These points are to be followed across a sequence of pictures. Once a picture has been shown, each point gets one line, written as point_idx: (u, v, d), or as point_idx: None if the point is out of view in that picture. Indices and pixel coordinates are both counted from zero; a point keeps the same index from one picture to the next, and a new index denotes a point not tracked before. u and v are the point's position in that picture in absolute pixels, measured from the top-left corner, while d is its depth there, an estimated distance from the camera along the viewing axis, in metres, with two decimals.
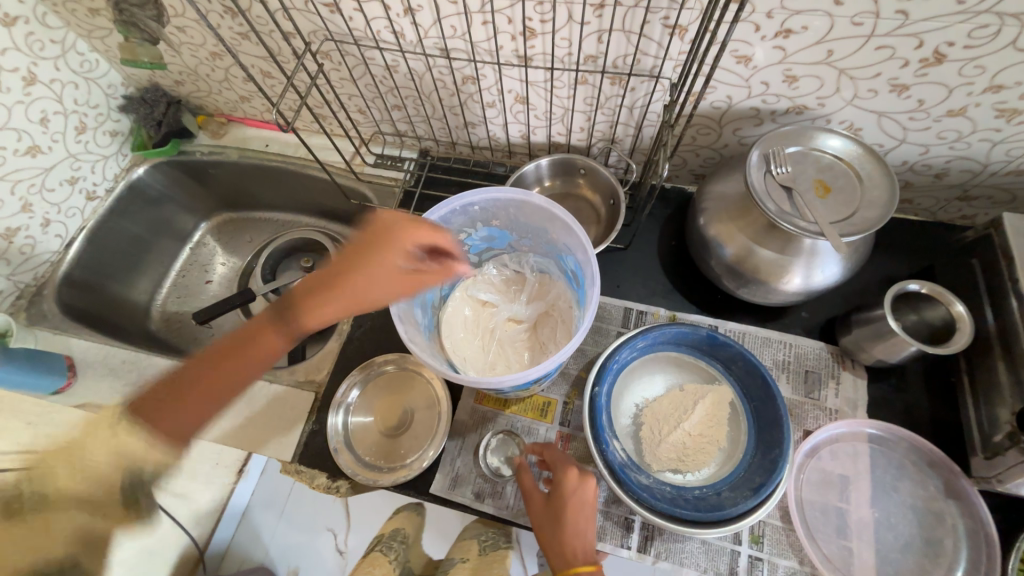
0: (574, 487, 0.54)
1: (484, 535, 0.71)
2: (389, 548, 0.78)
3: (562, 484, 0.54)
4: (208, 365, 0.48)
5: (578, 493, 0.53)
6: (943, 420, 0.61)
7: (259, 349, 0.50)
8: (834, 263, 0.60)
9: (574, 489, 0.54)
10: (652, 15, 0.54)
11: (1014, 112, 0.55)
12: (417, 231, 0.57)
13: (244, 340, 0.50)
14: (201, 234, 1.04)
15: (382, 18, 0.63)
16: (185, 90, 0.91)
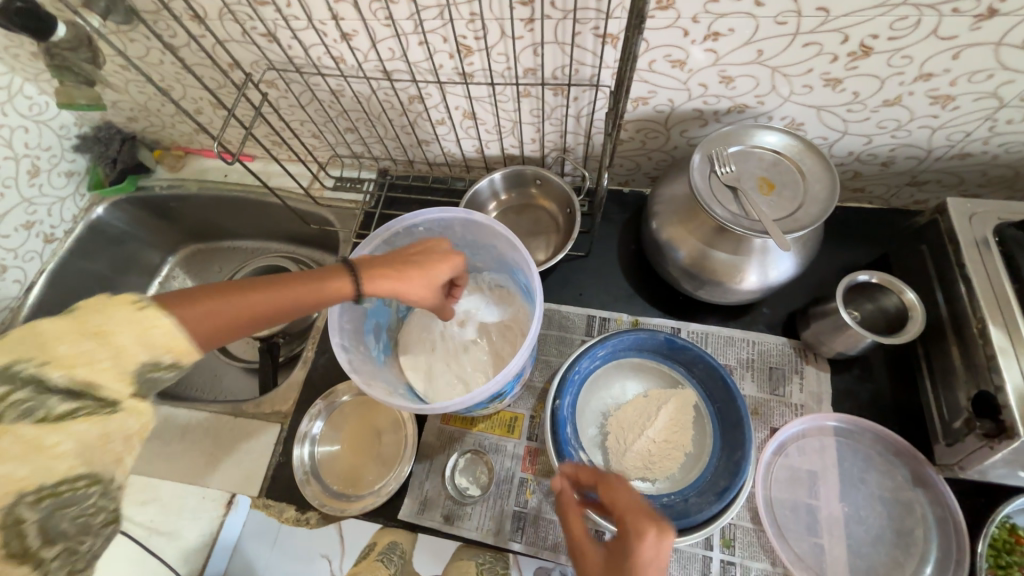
0: (650, 559, 0.37)
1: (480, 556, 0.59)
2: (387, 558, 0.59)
3: (639, 553, 0.37)
4: (145, 325, 0.38)
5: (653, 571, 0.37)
6: (907, 408, 0.61)
7: (226, 325, 0.44)
8: (787, 258, 0.60)
9: (656, 561, 0.37)
10: (581, 26, 0.54)
11: (948, 98, 0.55)
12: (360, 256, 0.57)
13: (216, 304, 0.43)
14: (168, 268, 1.04)
15: (319, 45, 0.63)
16: (139, 125, 0.90)
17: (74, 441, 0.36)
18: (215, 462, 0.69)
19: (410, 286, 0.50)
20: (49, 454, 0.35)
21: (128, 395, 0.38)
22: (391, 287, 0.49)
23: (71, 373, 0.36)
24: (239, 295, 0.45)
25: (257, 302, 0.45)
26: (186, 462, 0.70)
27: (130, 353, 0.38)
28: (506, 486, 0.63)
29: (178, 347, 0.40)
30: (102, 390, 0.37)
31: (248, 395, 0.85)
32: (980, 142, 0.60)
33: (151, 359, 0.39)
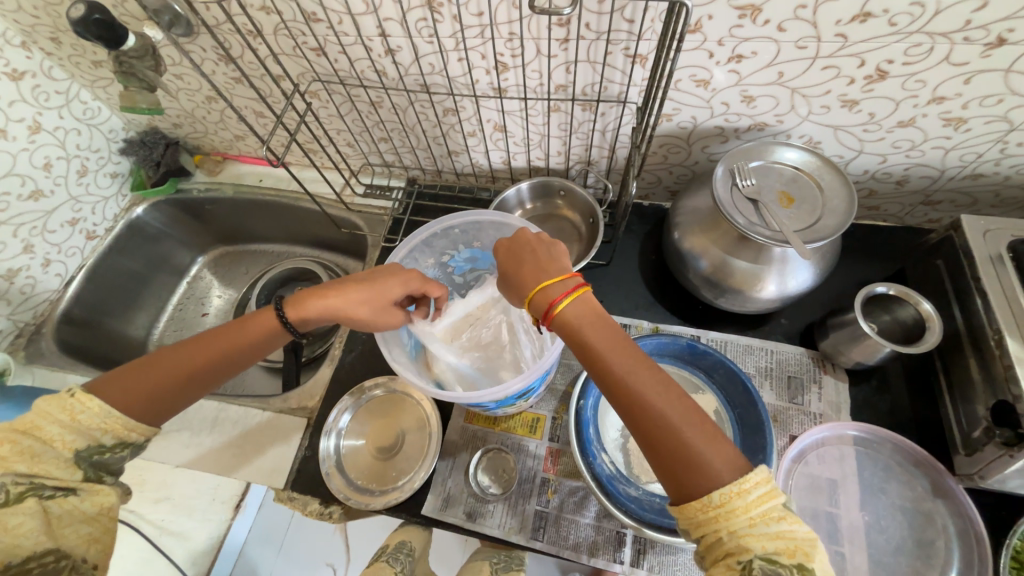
0: (530, 279, 0.48)
1: (495, 557, 0.66)
2: (393, 560, 0.63)
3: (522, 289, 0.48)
4: (76, 413, 0.43)
5: (543, 292, 0.46)
6: (925, 419, 0.62)
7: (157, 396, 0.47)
8: (806, 269, 0.62)
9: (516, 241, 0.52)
10: (613, 46, 0.58)
11: (960, 121, 0.58)
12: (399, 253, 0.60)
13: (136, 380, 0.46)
14: (197, 269, 1.08)
15: (365, 59, 0.68)
16: (182, 131, 0.95)
17: (36, 519, 0.39)
18: (241, 455, 0.71)
19: (357, 307, 0.52)
20: (10, 535, 0.38)
21: (79, 480, 0.42)
22: (337, 313, 0.52)
23: (13, 468, 0.39)
24: (159, 366, 0.48)
25: (179, 369, 0.48)
26: (213, 454, 0.72)
27: (67, 441, 0.42)
28: (528, 485, 0.64)
29: (115, 428, 0.44)
30: (56, 474, 0.41)
31: (271, 392, 0.87)
32: (991, 164, 0.63)
33: (92, 442, 0.43)
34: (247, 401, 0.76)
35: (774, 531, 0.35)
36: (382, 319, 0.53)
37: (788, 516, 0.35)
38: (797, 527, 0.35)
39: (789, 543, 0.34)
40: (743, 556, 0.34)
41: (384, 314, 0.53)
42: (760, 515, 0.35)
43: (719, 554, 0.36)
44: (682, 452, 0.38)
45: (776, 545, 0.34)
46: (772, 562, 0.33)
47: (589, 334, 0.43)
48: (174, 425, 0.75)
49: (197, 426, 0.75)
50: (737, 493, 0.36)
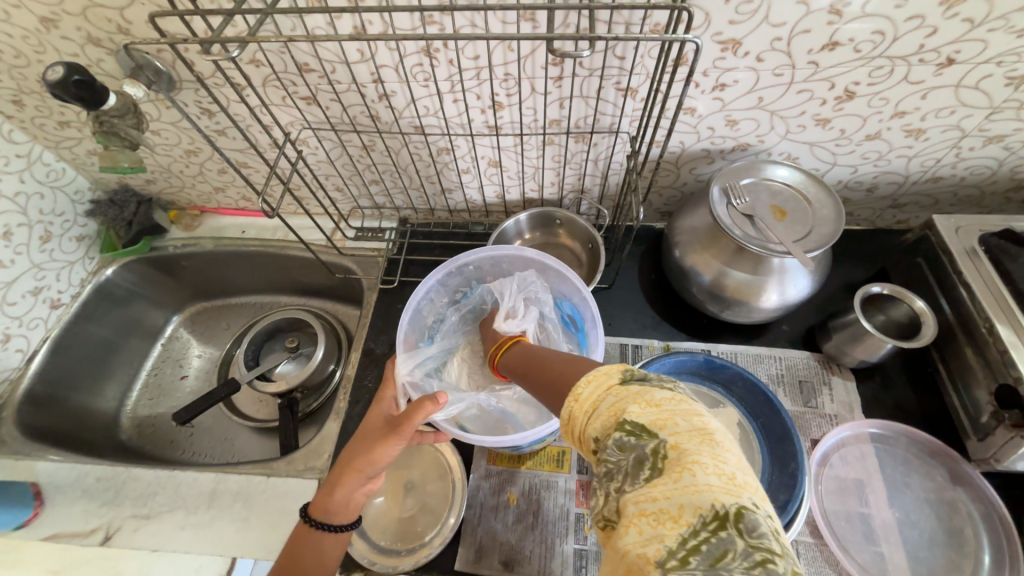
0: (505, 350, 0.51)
1: None
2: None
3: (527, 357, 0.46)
4: None
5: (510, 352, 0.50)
6: (931, 409, 0.65)
7: None
8: (804, 277, 0.65)
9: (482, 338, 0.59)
10: (605, 81, 0.60)
11: (920, 131, 0.64)
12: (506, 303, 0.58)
13: None
14: (172, 328, 1.02)
15: (359, 105, 0.68)
16: (157, 187, 0.91)
17: None
18: (246, 529, 0.65)
19: (369, 454, 0.47)
20: None
21: None
22: (357, 473, 0.48)
23: None
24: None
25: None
26: (213, 531, 0.65)
27: None
28: (563, 524, 0.61)
29: None
30: None
31: (267, 453, 0.86)
32: (949, 167, 0.69)
33: None
34: (247, 468, 0.70)
35: (635, 393, 0.30)
36: (393, 443, 0.47)
37: (672, 398, 0.29)
38: (691, 421, 0.28)
39: (665, 415, 0.28)
40: (603, 465, 0.29)
41: (390, 435, 0.47)
42: (593, 400, 0.32)
43: (610, 495, 0.29)
44: (564, 379, 0.37)
45: (648, 417, 0.28)
46: (634, 435, 0.28)
47: (519, 366, 0.46)
48: (167, 505, 0.68)
49: (194, 502, 0.68)
50: (574, 399, 0.33)
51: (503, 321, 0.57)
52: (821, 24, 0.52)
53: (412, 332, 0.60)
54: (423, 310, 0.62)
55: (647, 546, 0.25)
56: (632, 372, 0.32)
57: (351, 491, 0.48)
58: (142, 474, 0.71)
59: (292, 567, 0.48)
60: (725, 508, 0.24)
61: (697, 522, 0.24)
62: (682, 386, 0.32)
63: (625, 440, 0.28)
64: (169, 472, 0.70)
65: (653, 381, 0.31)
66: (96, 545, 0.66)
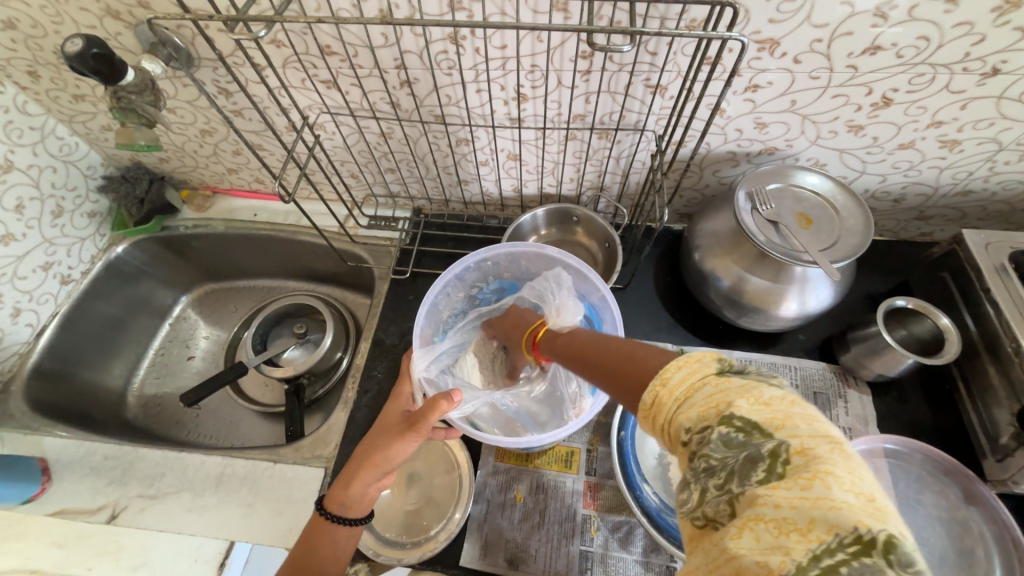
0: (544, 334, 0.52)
1: None
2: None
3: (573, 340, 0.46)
4: None
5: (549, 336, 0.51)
6: (948, 427, 0.64)
7: None
8: (826, 287, 0.64)
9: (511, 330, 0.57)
10: (635, 77, 0.59)
11: (955, 143, 0.62)
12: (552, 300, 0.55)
13: None
14: (181, 309, 1.01)
15: (379, 91, 0.66)
16: (169, 166, 0.90)
17: None
18: (251, 515, 0.65)
19: (383, 449, 0.49)
20: None
21: None
22: (371, 467, 0.49)
23: None
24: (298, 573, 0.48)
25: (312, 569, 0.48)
26: (219, 515, 0.66)
27: None
28: (570, 525, 0.61)
29: None
30: None
31: (272, 438, 0.86)
32: (981, 181, 0.67)
33: None
34: (254, 453, 0.70)
35: (740, 387, 0.29)
36: (405, 439, 0.48)
37: (785, 398, 0.28)
38: (814, 425, 0.26)
39: (781, 415, 0.27)
40: (703, 461, 0.28)
41: (403, 432, 0.48)
42: (686, 388, 0.30)
43: (711, 493, 0.27)
44: (638, 366, 0.35)
45: (761, 416, 0.27)
46: (745, 432, 0.27)
47: (573, 349, 0.45)
48: (173, 486, 0.68)
49: (201, 485, 0.68)
50: (660, 384, 0.32)
51: (556, 318, 0.52)
52: (865, 26, 0.50)
53: (428, 326, 0.59)
54: (438, 304, 0.61)
55: (770, 557, 0.23)
56: (733, 364, 0.31)
57: (365, 485, 0.49)
58: (149, 455, 0.71)
59: (308, 556, 0.49)
60: (871, 533, 0.22)
61: (832, 540, 0.22)
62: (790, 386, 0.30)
63: (734, 437, 0.27)
64: (176, 453, 0.70)
65: (757, 378, 0.29)
66: (102, 523, 0.66)
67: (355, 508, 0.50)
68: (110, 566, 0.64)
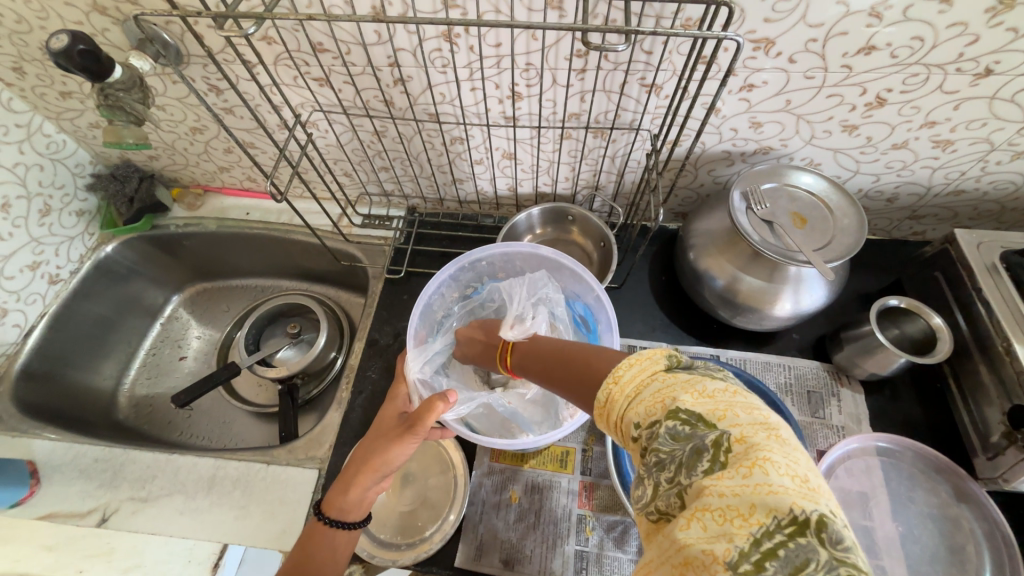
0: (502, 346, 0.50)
1: None
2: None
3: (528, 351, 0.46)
4: None
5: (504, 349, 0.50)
6: (939, 425, 0.65)
7: None
8: (819, 286, 0.64)
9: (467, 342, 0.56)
10: (630, 76, 0.58)
11: (948, 142, 0.62)
12: (513, 307, 0.55)
13: None
14: (172, 308, 1.00)
15: (373, 89, 0.66)
16: (159, 164, 0.89)
17: None
18: (245, 517, 0.64)
19: (382, 452, 0.48)
20: None
21: None
22: (371, 470, 0.49)
23: None
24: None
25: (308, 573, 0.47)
26: (211, 517, 0.65)
27: None
28: (565, 525, 0.61)
29: None
30: None
31: (266, 439, 0.86)
32: (973, 181, 0.68)
33: None
34: (247, 454, 0.70)
35: (685, 382, 0.29)
36: (404, 441, 0.48)
37: (726, 390, 0.29)
38: (753, 415, 0.27)
39: (722, 406, 0.28)
40: (651, 454, 0.28)
41: (402, 434, 0.48)
42: (636, 384, 0.31)
43: (663, 487, 0.28)
44: (592, 369, 0.36)
45: (704, 407, 0.28)
46: (689, 424, 0.27)
47: (532, 357, 0.45)
48: (165, 488, 0.67)
49: (193, 487, 0.67)
50: (613, 381, 0.32)
51: (509, 328, 0.52)
52: (859, 26, 0.50)
53: (423, 327, 0.58)
54: (433, 305, 0.60)
55: (714, 545, 0.23)
56: (677, 362, 0.32)
57: (365, 489, 0.49)
58: (140, 456, 0.70)
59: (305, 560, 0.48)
60: (806, 515, 0.22)
61: (771, 523, 0.23)
62: (732, 378, 0.31)
63: (679, 429, 0.27)
64: (167, 455, 0.69)
65: (703, 371, 0.31)
66: (93, 526, 0.66)
67: (353, 510, 0.50)
68: (101, 568, 0.63)
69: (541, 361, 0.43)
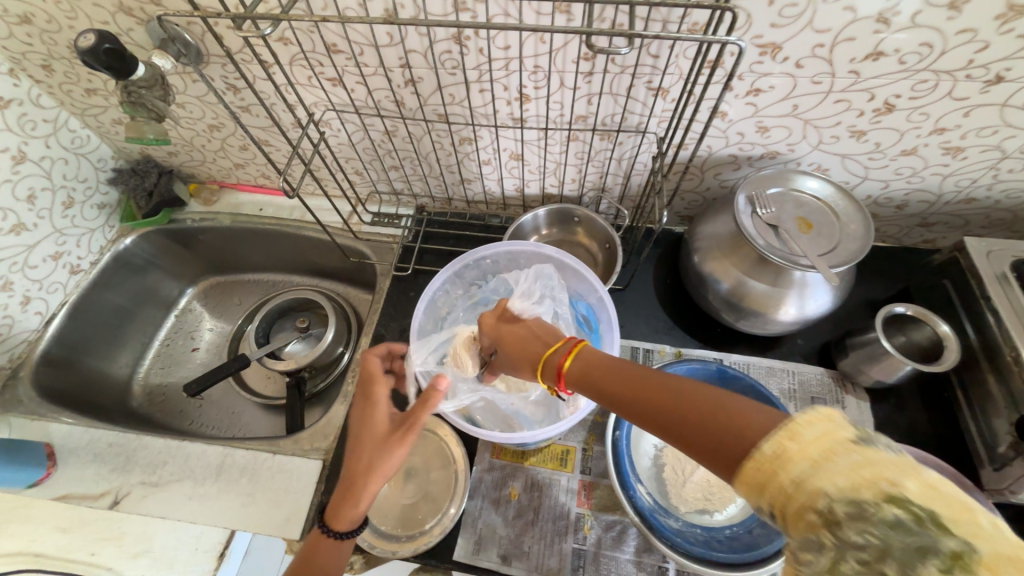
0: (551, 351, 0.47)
1: None
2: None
3: (606, 369, 0.43)
4: None
5: (550, 358, 0.47)
6: (945, 435, 0.64)
7: None
8: (825, 292, 0.64)
9: (492, 325, 0.53)
10: (637, 79, 0.59)
11: (958, 149, 0.62)
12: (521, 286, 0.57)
13: None
14: (186, 301, 1.03)
15: (384, 89, 0.67)
16: (178, 160, 0.92)
17: None
18: (251, 504, 0.66)
19: (385, 456, 0.47)
20: None
21: None
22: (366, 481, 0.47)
23: None
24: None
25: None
26: (218, 503, 0.67)
27: None
28: (563, 522, 0.61)
29: None
30: None
31: (273, 430, 0.88)
32: (984, 188, 0.67)
33: None
34: (254, 444, 0.72)
35: (897, 464, 0.27)
36: (408, 439, 0.47)
37: (941, 481, 0.27)
38: (986, 522, 0.25)
39: (957, 506, 0.26)
40: (851, 532, 0.26)
41: (404, 433, 0.48)
42: (829, 451, 0.28)
43: (851, 562, 0.26)
44: (735, 420, 0.33)
45: (937, 506, 0.25)
46: (918, 519, 0.25)
47: (617, 380, 0.41)
48: (175, 474, 0.69)
49: (201, 473, 0.69)
50: (789, 437, 0.29)
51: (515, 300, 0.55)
52: (867, 32, 0.50)
53: (427, 321, 0.60)
54: (437, 301, 0.61)
55: None
56: (861, 430, 0.29)
57: (371, 495, 0.48)
58: (151, 442, 0.72)
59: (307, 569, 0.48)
60: None
61: None
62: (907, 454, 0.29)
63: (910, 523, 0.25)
64: (177, 442, 0.71)
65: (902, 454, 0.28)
66: (105, 508, 0.68)
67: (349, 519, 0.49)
68: (112, 551, 0.65)
69: (632, 389, 0.40)
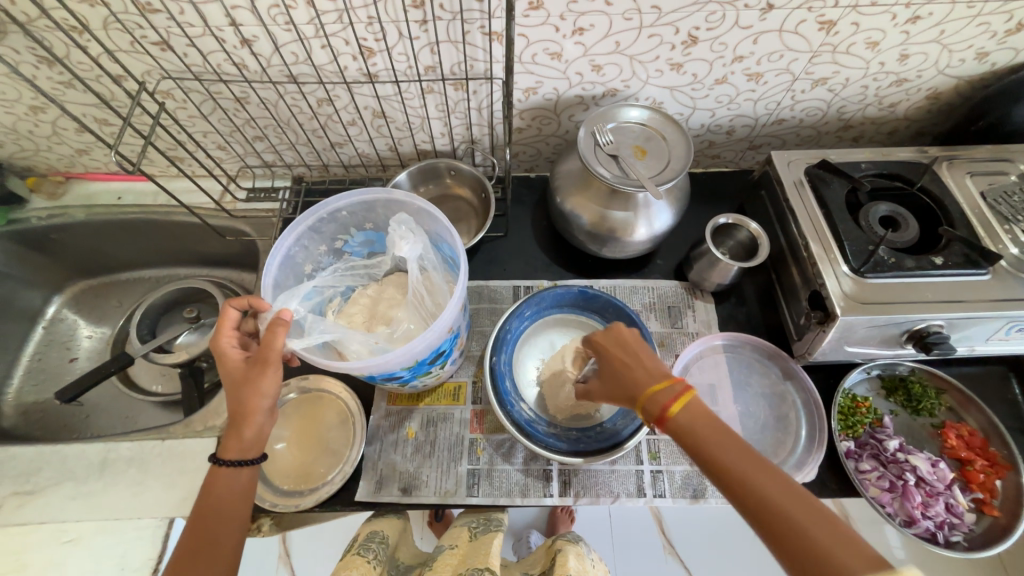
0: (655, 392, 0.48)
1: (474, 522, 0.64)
2: (365, 549, 0.58)
3: (701, 433, 0.45)
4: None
5: (651, 398, 0.47)
6: (772, 321, 0.76)
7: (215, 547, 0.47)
8: (665, 211, 0.72)
9: (605, 342, 0.53)
10: (469, 25, 0.62)
11: (758, 75, 0.71)
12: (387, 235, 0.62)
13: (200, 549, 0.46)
14: (54, 309, 0.95)
15: (219, 52, 0.65)
16: (5, 151, 0.83)
17: None
18: (143, 492, 0.65)
19: (255, 392, 0.49)
20: None
21: None
22: (251, 414, 0.49)
23: None
24: (204, 519, 0.48)
25: (217, 513, 0.48)
26: (107, 499, 0.65)
27: None
28: (458, 449, 0.67)
29: None
30: None
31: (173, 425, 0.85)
32: (788, 109, 0.78)
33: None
34: (141, 435, 0.69)
35: None
36: (270, 372, 0.49)
37: None
38: None
39: None
40: None
41: (264, 367, 0.49)
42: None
43: None
44: (818, 543, 0.37)
45: None
46: None
47: (715, 449, 0.44)
48: (53, 478, 0.66)
49: (83, 472, 0.66)
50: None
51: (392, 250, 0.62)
52: None
53: (286, 278, 0.60)
54: (298, 258, 0.62)
55: None
56: None
57: (260, 428, 0.50)
58: (20, 453, 0.68)
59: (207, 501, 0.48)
60: None
61: None
62: None
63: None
64: (49, 447, 0.68)
65: None
66: None
67: (242, 452, 0.50)
68: None
69: (726, 464, 0.43)
